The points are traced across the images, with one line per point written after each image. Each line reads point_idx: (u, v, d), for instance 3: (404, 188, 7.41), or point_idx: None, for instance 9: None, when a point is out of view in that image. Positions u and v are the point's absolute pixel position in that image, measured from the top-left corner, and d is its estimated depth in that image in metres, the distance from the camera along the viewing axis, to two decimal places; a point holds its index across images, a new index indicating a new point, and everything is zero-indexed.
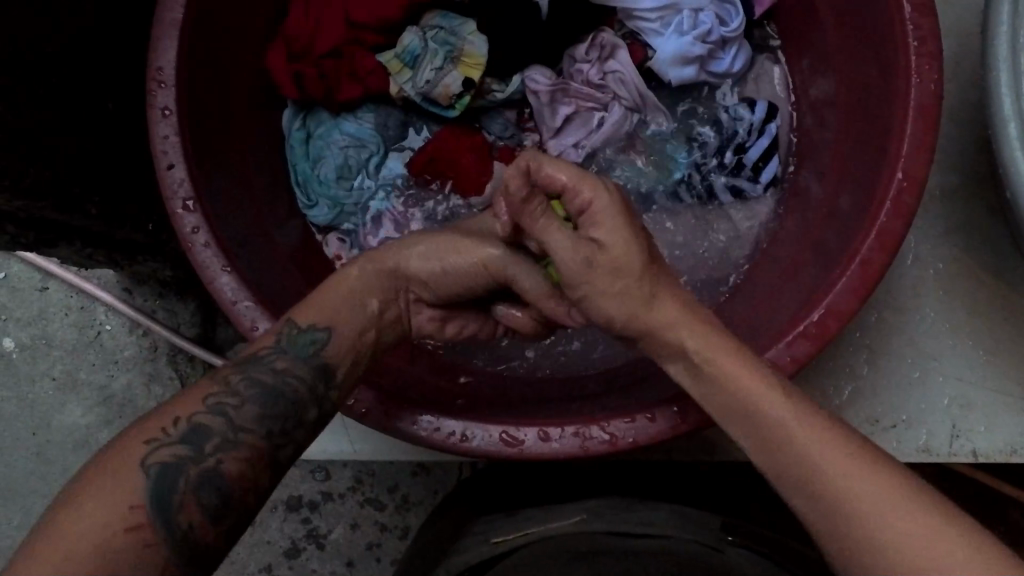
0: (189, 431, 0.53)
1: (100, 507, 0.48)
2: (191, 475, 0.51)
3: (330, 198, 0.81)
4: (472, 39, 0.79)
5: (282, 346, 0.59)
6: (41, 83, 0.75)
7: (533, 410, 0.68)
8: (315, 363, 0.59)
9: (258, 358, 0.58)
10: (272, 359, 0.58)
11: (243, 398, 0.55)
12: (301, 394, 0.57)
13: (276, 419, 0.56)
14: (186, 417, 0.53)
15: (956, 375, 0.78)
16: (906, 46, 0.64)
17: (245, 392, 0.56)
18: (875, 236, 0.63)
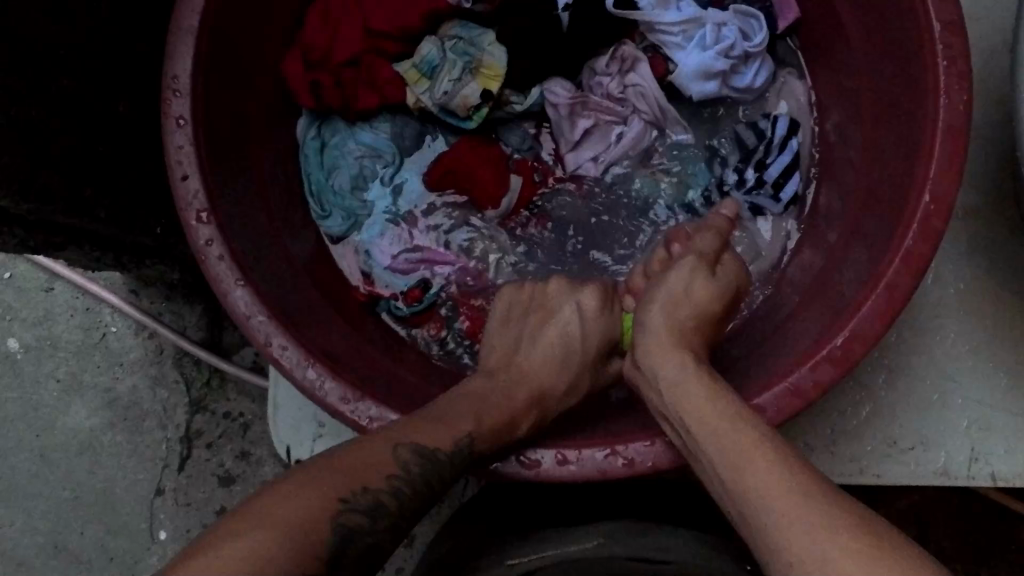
0: (371, 503, 0.54)
1: (274, 551, 0.48)
2: (360, 545, 0.52)
3: (344, 209, 0.81)
4: (491, 50, 0.79)
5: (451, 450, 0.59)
6: (53, 86, 0.73)
7: (555, 430, 0.68)
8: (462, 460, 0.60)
9: (431, 453, 0.58)
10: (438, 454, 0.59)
11: (411, 477, 0.57)
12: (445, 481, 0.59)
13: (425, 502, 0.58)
14: (371, 486, 0.55)
15: (976, 397, 0.77)
16: (935, 66, 0.63)
17: (413, 470, 0.57)
18: (901, 260, 0.62)
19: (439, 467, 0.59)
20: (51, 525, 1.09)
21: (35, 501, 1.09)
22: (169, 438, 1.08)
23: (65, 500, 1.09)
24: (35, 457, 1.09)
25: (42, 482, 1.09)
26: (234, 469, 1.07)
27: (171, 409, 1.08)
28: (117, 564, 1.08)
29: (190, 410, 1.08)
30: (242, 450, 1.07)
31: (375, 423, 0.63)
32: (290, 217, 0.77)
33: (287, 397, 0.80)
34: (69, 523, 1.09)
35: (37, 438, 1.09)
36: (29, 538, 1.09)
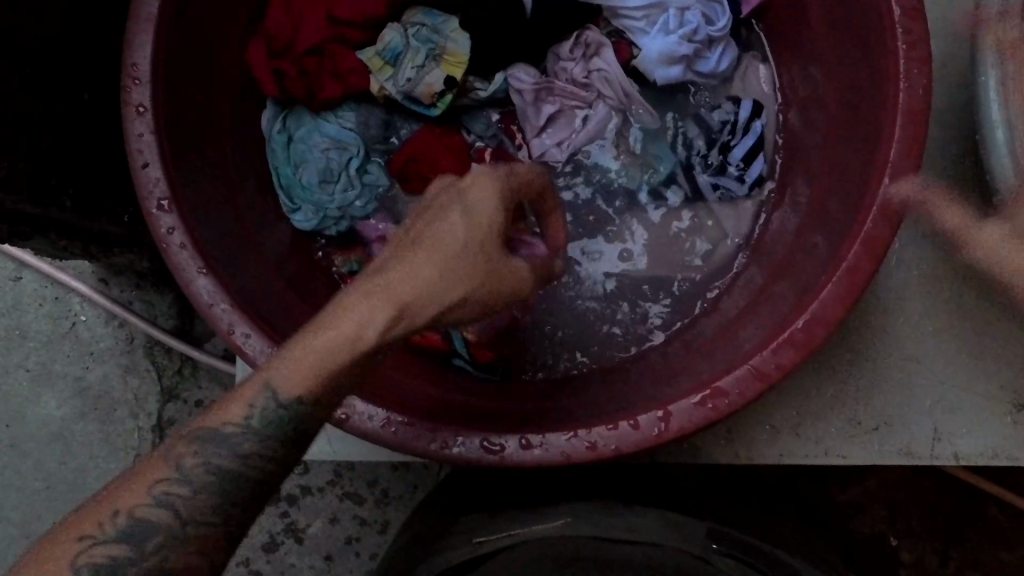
0: (129, 527, 0.53)
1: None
2: (145, 550, 0.53)
3: (313, 204, 0.80)
4: (455, 38, 0.78)
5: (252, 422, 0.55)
6: (15, 75, 0.73)
7: (521, 415, 0.67)
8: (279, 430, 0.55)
9: (222, 434, 0.55)
10: (235, 440, 0.55)
11: (192, 484, 0.55)
12: (271, 462, 0.56)
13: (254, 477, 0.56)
14: (128, 509, 0.53)
15: (940, 378, 0.78)
16: (895, 49, 0.64)
17: (195, 472, 0.55)
18: (862, 244, 0.63)
19: (253, 446, 0.55)
20: (23, 517, 1.08)
21: (8, 493, 1.09)
22: (141, 428, 1.08)
23: (37, 490, 1.08)
24: (6, 448, 1.08)
25: (14, 472, 1.08)
26: None
27: (143, 398, 1.08)
28: None
29: (161, 399, 1.08)
30: None
31: (339, 410, 0.63)
32: (256, 206, 0.77)
33: None
34: (41, 513, 1.08)
35: (8, 429, 1.08)
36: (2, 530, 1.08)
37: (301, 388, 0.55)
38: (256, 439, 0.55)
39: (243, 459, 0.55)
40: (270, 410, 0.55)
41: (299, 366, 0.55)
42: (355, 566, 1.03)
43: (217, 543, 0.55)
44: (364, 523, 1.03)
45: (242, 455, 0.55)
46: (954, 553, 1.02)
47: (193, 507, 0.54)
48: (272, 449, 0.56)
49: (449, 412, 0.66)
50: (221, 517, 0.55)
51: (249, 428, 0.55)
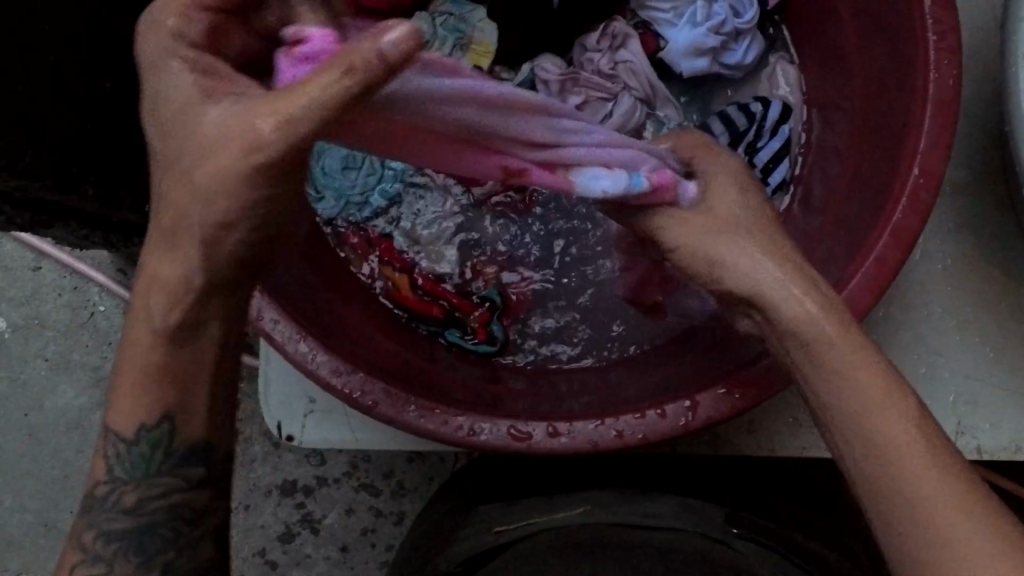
0: None
1: None
2: None
3: (335, 190, 0.82)
4: (482, 27, 0.79)
5: (113, 464, 0.54)
6: (41, 60, 0.73)
7: (548, 402, 0.68)
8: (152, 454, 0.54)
9: (95, 495, 0.55)
10: (114, 494, 0.54)
11: (110, 551, 0.54)
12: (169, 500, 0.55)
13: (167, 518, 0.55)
14: None
15: (963, 372, 0.77)
16: (925, 39, 0.64)
17: (98, 541, 0.54)
18: (890, 234, 0.62)
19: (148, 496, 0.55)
20: (39, 505, 1.09)
21: (25, 481, 1.09)
22: None
23: (54, 479, 1.09)
24: (24, 437, 1.09)
25: (31, 460, 1.09)
26: None
27: None
28: None
29: None
30: None
31: (367, 396, 0.63)
32: None
33: (277, 374, 0.81)
34: (58, 502, 1.08)
35: (26, 418, 1.09)
36: (18, 517, 1.09)
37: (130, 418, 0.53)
38: (139, 488, 0.55)
39: (134, 514, 0.54)
40: (126, 451, 0.54)
41: (133, 399, 0.54)
42: (371, 557, 1.03)
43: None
44: (379, 515, 1.03)
45: (130, 510, 0.54)
46: None
47: (119, 574, 0.54)
48: (164, 500, 0.55)
49: (473, 399, 0.67)
50: (159, 571, 0.55)
51: (127, 483, 0.55)
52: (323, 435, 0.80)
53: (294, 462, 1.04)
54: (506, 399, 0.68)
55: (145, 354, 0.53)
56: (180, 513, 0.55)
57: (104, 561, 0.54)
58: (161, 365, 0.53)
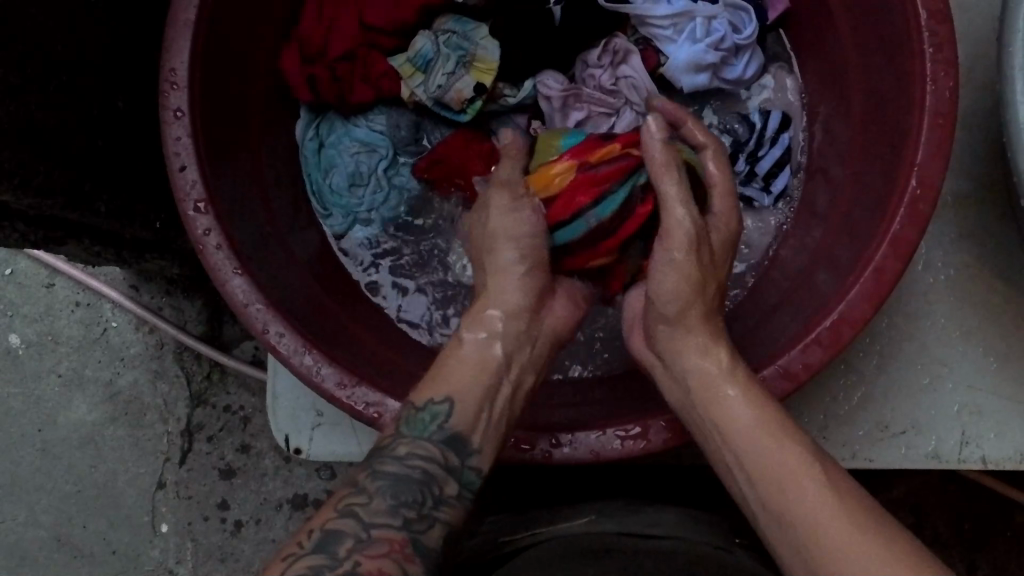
0: (322, 541, 0.53)
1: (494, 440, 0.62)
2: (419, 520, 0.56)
3: (342, 208, 0.83)
4: (484, 44, 0.80)
5: (402, 430, 0.60)
6: (52, 82, 0.74)
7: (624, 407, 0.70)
8: (441, 436, 0.59)
9: (381, 450, 0.59)
10: (394, 447, 0.59)
11: (373, 492, 0.56)
12: (427, 473, 0.58)
13: (410, 504, 0.56)
14: (320, 526, 0.54)
15: (967, 381, 0.78)
16: (921, 52, 0.64)
17: (373, 485, 0.56)
18: (889, 245, 0.63)
19: (415, 455, 0.58)
20: (53, 520, 1.10)
21: (38, 496, 1.10)
22: (170, 432, 1.09)
23: (67, 493, 1.10)
24: (37, 452, 1.10)
25: (46, 475, 1.10)
26: (234, 462, 1.08)
27: (173, 402, 1.09)
28: (121, 556, 1.09)
29: (191, 404, 1.09)
30: (243, 444, 1.08)
31: (372, 407, 0.64)
32: (290, 213, 0.78)
33: (285, 387, 0.81)
34: (71, 516, 1.10)
35: (40, 433, 1.10)
36: (32, 532, 1.10)
37: (424, 392, 0.62)
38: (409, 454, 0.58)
39: (404, 462, 0.58)
40: (414, 415, 0.60)
41: (436, 382, 0.62)
42: None
43: (404, 546, 0.54)
44: None
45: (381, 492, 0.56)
46: (983, 563, 1.01)
47: (371, 510, 0.55)
48: (417, 477, 0.57)
49: None
50: (402, 522, 0.55)
51: (408, 437, 0.59)
52: (332, 448, 0.81)
53: (304, 476, 1.07)
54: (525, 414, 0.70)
55: (503, 413, 0.63)
56: (439, 488, 0.57)
57: (368, 496, 0.56)
58: (481, 382, 0.63)
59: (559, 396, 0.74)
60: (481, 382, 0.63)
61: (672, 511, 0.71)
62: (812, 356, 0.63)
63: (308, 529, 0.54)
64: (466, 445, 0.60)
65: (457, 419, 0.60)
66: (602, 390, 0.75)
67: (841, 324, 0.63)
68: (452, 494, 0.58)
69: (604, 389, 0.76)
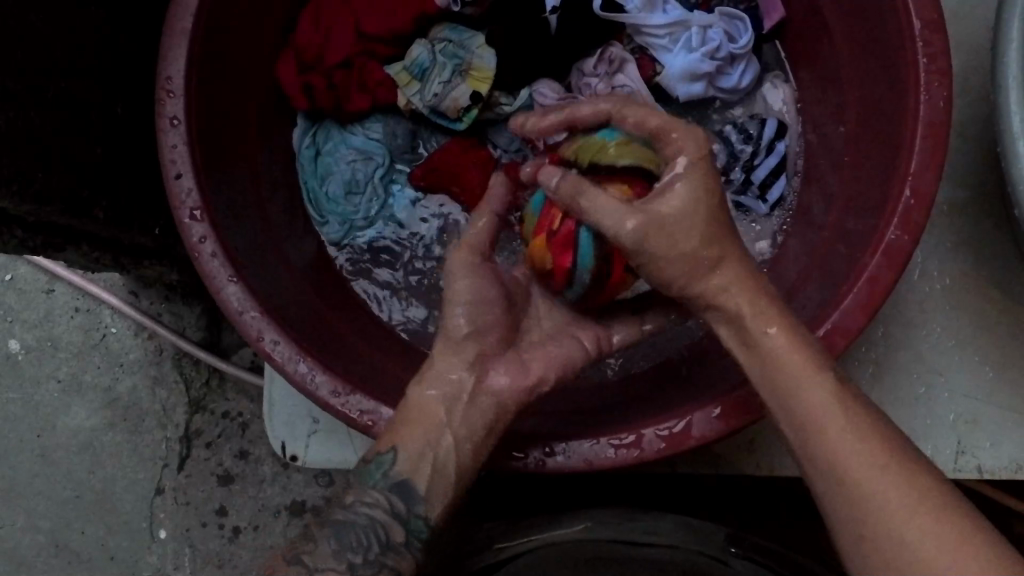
0: None
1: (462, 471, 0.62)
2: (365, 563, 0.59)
3: (339, 215, 0.83)
4: (481, 53, 0.80)
5: (355, 481, 0.62)
6: (51, 89, 0.74)
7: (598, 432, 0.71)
8: (390, 484, 0.61)
9: (340, 500, 0.61)
10: (349, 498, 0.61)
11: (318, 541, 0.59)
12: (376, 521, 0.60)
13: (355, 551, 0.59)
14: None
15: (963, 391, 0.78)
16: (915, 62, 0.64)
17: (322, 534, 0.59)
18: (882, 256, 0.63)
19: (365, 508, 0.60)
20: (51, 525, 1.10)
21: (37, 501, 1.10)
22: (169, 438, 1.09)
23: (66, 499, 1.10)
24: (36, 458, 1.10)
25: (44, 481, 1.10)
26: (233, 468, 1.08)
27: (172, 409, 1.09)
28: (119, 562, 1.09)
29: (189, 410, 1.09)
30: (241, 450, 1.09)
31: (366, 416, 0.65)
32: (286, 221, 0.79)
33: (283, 394, 0.82)
34: (70, 522, 1.10)
35: (39, 439, 1.10)
36: (31, 537, 1.10)
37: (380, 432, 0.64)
38: (364, 504, 0.60)
39: (353, 511, 0.60)
40: (364, 465, 0.62)
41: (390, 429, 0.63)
42: None
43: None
44: None
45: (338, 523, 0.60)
46: None
47: (318, 557, 0.58)
48: (370, 526, 0.60)
49: None
50: (347, 566, 0.58)
51: (359, 487, 0.61)
52: (327, 455, 0.81)
53: (302, 483, 1.08)
54: (521, 422, 0.69)
55: (450, 463, 0.62)
56: (383, 540, 0.60)
57: (314, 542, 0.59)
58: (431, 425, 0.63)
59: (558, 403, 0.74)
60: (427, 438, 0.62)
61: (668, 516, 0.70)
62: None
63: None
64: (411, 493, 0.61)
65: (405, 464, 0.61)
66: (594, 396, 0.76)
67: (836, 334, 0.63)
68: (400, 541, 0.60)
69: (599, 396, 0.76)
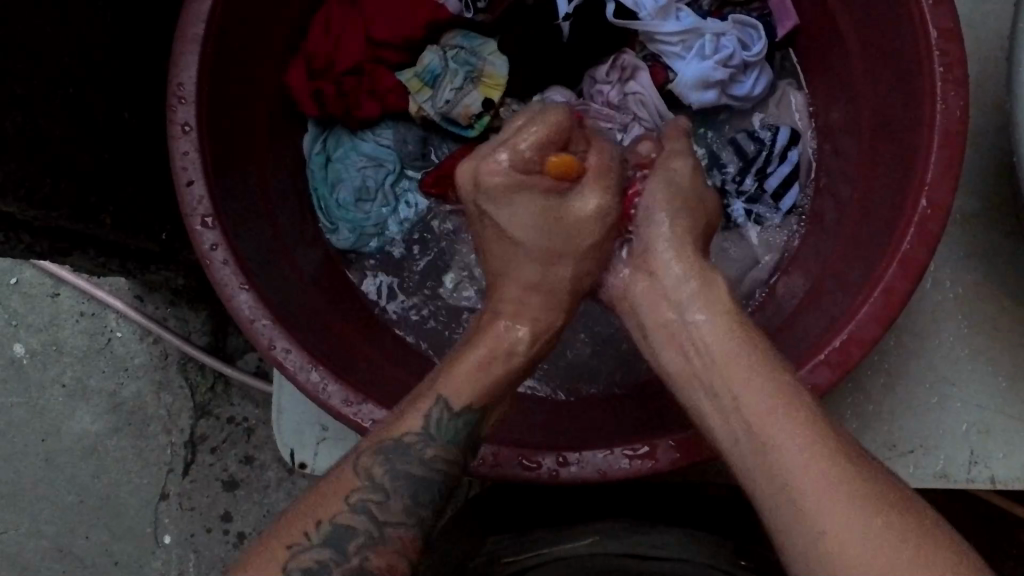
0: (329, 532, 0.56)
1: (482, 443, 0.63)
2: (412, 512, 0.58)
3: (349, 222, 0.82)
4: (494, 60, 0.81)
5: (423, 431, 0.60)
6: (59, 94, 0.74)
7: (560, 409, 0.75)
8: (458, 443, 0.61)
9: (398, 444, 0.59)
10: (412, 447, 0.59)
11: (385, 492, 0.58)
12: (442, 477, 0.59)
13: (419, 506, 0.58)
14: (326, 518, 0.56)
15: (975, 401, 0.77)
16: (931, 71, 0.64)
17: (387, 484, 0.58)
18: (898, 265, 0.63)
19: (426, 456, 0.59)
20: (55, 530, 1.10)
21: (41, 506, 1.10)
22: (174, 443, 1.09)
23: (70, 504, 1.09)
24: (40, 462, 1.10)
25: (48, 485, 1.10)
26: (237, 474, 1.08)
27: (177, 414, 1.09)
28: (123, 567, 1.09)
29: (194, 415, 1.09)
30: (246, 455, 1.08)
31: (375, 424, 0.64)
32: (296, 227, 0.78)
33: (290, 402, 0.81)
34: (74, 527, 1.09)
35: (43, 443, 1.10)
36: (35, 542, 1.10)
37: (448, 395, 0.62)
38: (430, 459, 0.60)
39: (424, 465, 0.59)
40: (441, 418, 0.61)
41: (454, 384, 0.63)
42: None
43: (414, 543, 0.57)
44: None
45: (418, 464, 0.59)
46: None
47: (388, 511, 0.57)
48: (433, 479, 0.59)
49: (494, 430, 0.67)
50: (415, 520, 0.58)
51: (422, 439, 0.60)
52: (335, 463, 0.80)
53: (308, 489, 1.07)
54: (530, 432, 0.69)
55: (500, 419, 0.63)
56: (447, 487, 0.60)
57: (385, 490, 0.58)
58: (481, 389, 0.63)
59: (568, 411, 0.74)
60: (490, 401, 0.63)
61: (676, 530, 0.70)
62: (819, 377, 0.62)
63: (308, 521, 0.56)
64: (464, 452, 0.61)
65: (475, 426, 0.61)
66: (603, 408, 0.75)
67: (851, 345, 0.62)
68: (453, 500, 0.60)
69: (610, 407, 0.75)
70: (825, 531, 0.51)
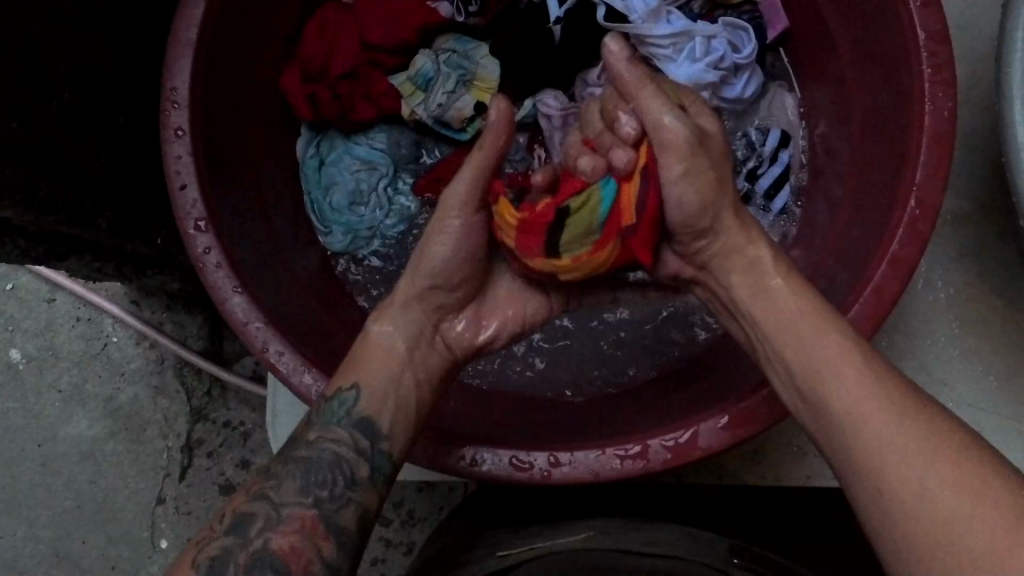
0: (236, 523, 0.58)
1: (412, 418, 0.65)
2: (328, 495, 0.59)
3: (342, 224, 0.83)
4: (484, 64, 0.81)
5: (314, 418, 0.62)
6: (54, 100, 0.74)
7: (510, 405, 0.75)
8: (355, 421, 0.62)
9: (295, 439, 0.62)
10: (309, 434, 0.62)
11: (285, 477, 0.60)
12: (344, 457, 0.61)
13: (322, 486, 0.60)
14: (233, 512, 0.59)
15: (968, 400, 0.77)
16: (919, 72, 0.64)
17: (288, 470, 0.60)
18: (888, 265, 0.63)
19: (326, 441, 0.61)
20: (51, 535, 1.10)
21: (37, 511, 1.10)
22: (170, 448, 1.09)
23: (67, 509, 1.09)
24: (37, 467, 1.10)
25: (45, 490, 1.10)
26: (234, 478, 1.08)
27: (173, 418, 1.09)
28: (120, 573, 1.08)
29: (190, 420, 1.09)
30: (242, 459, 1.08)
31: None
32: (290, 230, 0.78)
33: (285, 403, 0.81)
34: (70, 532, 1.09)
35: (39, 448, 1.10)
36: (32, 547, 1.10)
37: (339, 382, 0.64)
38: (324, 443, 0.61)
39: (316, 447, 0.61)
40: (326, 405, 0.63)
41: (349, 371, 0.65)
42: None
43: (315, 524, 0.58)
44: (389, 545, 1.00)
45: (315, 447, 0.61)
46: None
47: (285, 492, 0.59)
48: (342, 460, 0.61)
49: (487, 433, 0.68)
50: (313, 500, 0.59)
51: (320, 424, 0.62)
52: None
53: None
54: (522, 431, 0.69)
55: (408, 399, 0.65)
56: (350, 467, 0.61)
57: (278, 478, 0.60)
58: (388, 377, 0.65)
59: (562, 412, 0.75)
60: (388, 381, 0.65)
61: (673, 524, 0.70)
62: None
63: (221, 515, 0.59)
64: (375, 430, 0.62)
65: (366, 404, 0.63)
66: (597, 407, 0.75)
67: None
68: (368, 476, 0.61)
69: (606, 405, 0.75)
70: (925, 503, 0.51)
